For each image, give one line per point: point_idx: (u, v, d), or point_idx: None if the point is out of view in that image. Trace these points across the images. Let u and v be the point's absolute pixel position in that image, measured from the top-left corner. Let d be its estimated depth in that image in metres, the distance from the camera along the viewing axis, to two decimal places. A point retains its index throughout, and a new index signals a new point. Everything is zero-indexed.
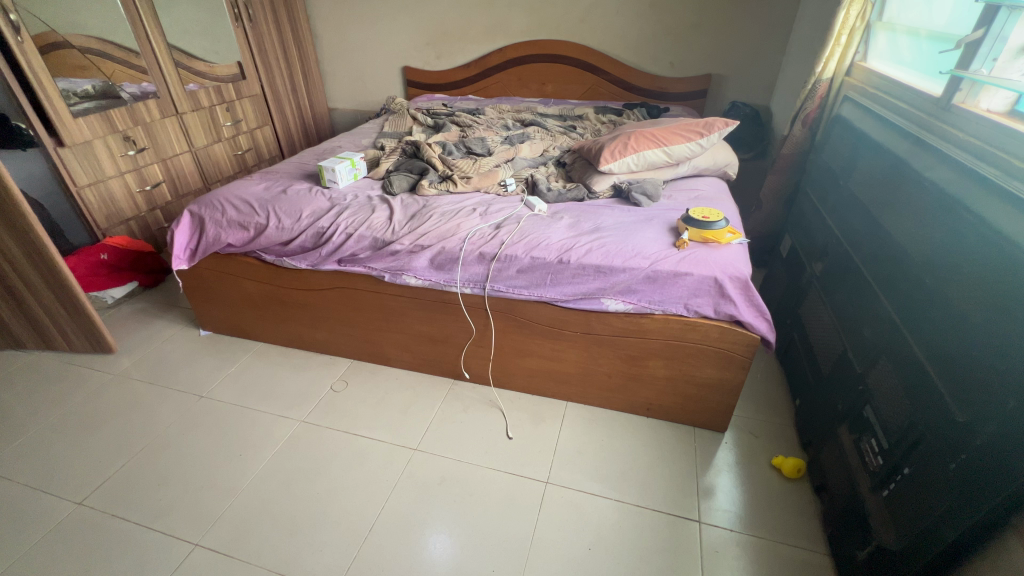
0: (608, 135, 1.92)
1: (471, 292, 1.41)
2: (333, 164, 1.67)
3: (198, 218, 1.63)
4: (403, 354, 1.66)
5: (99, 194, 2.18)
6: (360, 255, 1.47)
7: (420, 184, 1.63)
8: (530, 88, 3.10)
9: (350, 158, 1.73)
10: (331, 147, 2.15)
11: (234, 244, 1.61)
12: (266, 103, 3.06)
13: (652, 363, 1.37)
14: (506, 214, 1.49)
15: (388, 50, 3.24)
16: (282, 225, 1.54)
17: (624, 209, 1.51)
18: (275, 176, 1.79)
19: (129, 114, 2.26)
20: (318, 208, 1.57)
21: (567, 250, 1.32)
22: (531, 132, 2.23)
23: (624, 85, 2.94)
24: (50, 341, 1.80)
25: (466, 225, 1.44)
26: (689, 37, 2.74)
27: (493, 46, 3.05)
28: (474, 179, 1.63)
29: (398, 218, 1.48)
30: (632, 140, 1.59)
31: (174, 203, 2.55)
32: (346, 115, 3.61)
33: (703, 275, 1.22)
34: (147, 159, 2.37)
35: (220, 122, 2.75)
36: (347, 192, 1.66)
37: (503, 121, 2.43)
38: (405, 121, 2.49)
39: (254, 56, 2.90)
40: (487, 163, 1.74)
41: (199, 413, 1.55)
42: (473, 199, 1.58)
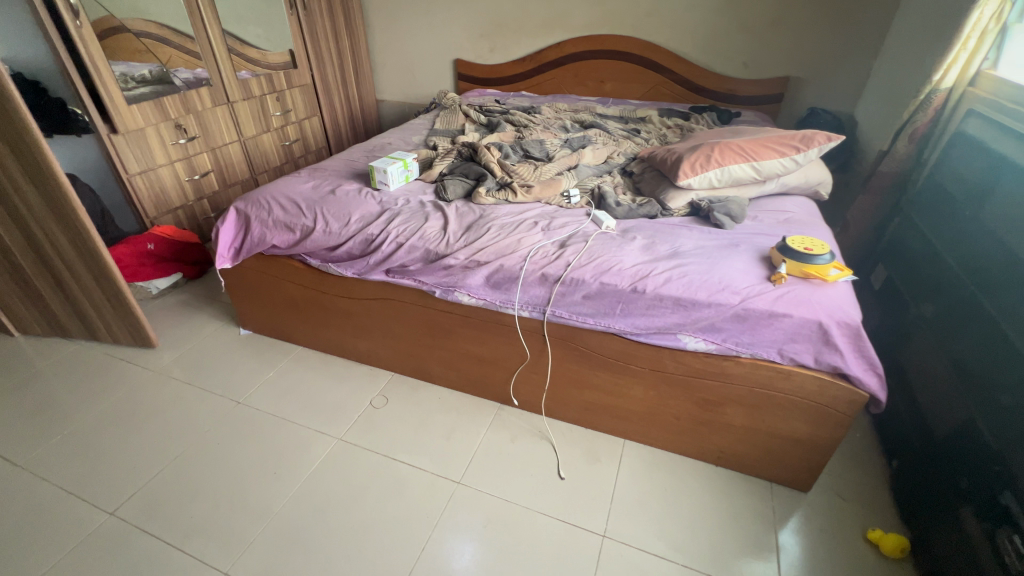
0: (682, 143, 1.74)
1: (529, 316, 1.28)
2: (384, 164, 1.56)
3: (244, 216, 1.56)
4: (448, 373, 1.54)
5: (148, 183, 2.16)
6: (411, 266, 1.36)
7: (476, 190, 1.51)
8: (587, 85, 2.93)
9: (402, 158, 1.62)
10: (381, 143, 2.06)
11: (279, 245, 1.53)
12: (315, 93, 3.00)
13: (730, 410, 1.21)
14: (571, 230, 1.34)
15: (440, 42, 3.13)
16: (329, 229, 1.45)
17: (704, 231, 1.34)
18: (324, 174, 1.71)
19: (182, 102, 2.22)
20: (367, 212, 1.47)
21: (642, 278, 1.17)
22: (592, 136, 2.07)
23: (690, 86, 2.72)
24: (95, 332, 1.78)
25: (527, 240, 1.30)
26: (768, 35, 2.50)
27: (551, 40, 2.89)
28: (535, 189, 1.49)
29: (453, 229, 1.36)
30: (716, 153, 1.42)
31: (221, 192, 2.53)
32: (394, 108, 3.52)
33: (806, 319, 1.05)
34: (197, 148, 2.34)
35: (269, 112, 2.71)
36: (399, 196, 1.55)
37: (561, 121, 2.27)
38: (458, 118, 2.37)
39: (307, 44, 2.83)
40: (549, 170, 1.60)
41: (236, 421, 1.49)
42: (534, 211, 1.44)
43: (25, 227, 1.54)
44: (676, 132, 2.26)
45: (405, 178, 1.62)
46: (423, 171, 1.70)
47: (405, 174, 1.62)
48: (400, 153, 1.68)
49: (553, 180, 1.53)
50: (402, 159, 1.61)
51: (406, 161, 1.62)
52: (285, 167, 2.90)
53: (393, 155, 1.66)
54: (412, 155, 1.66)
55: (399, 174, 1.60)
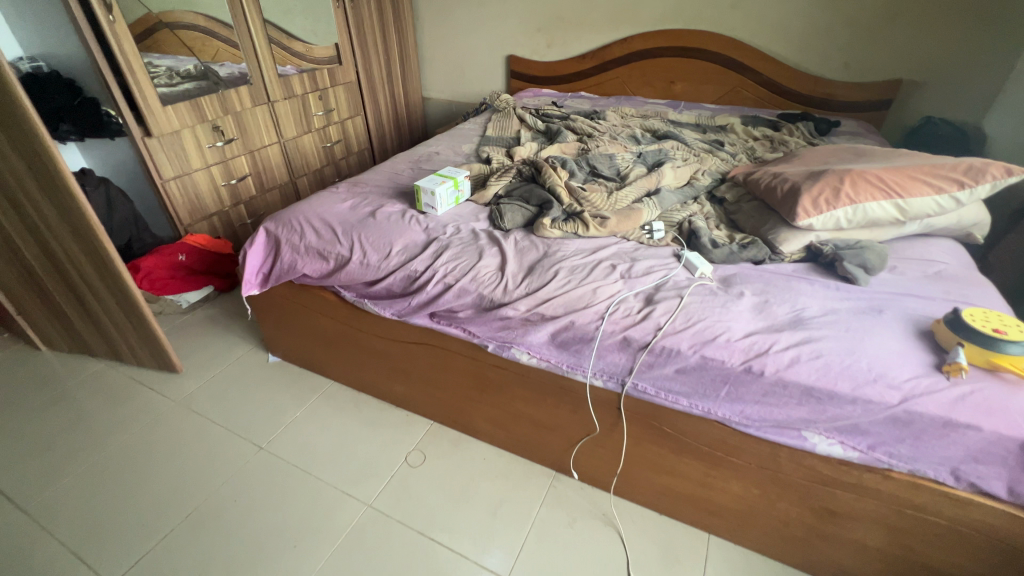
0: (786, 165, 1.44)
1: (604, 386, 1.04)
2: (432, 185, 1.35)
3: (273, 238, 1.38)
4: (496, 432, 1.32)
5: (183, 188, 2.03)
6: (460, 313, 1.14)
7: (539, 220, 1.27)
8: (654, 86, 2.63)
9: (452, 177, 1.40)
10: (429, 153, 1.85)
11: (311, 275, 1.34)
12: (359, 91, 2.82)
13: (864, 529, 0.93)
14: (658, 278, 1.09)
15: (494, 36, 2.89)
16: (368, 261, 1.25)
17: (830, 286, 1.06)
18: (364, 192, 1.51)
19: (220, 102, 2.08)
20: (412, 242, 1.26)
21: (758, 355, 0.90)
22: (669, 149, 1.78)
23: (777, 89, 2.37)
24: (118, 353, 1.66)
25: (604, 290, 1.05)
26: (879, 31, 2.12)
27: (616, 35, 2.60)
28: (611, 221, 1.23)
29: (512, 270, 1.13)
30: (846, 185, 1.12)
31: (259, 197, 2.39)
32: (441, 106, 3.32)
33: (1002, 436, 0.76)
34: (234, 150, 2.21)
35: (311, 112, 2.55)
36: (448, 222, 1.33)
37: (630, 131, 2.00)
38: (512, 123, 2.13)
39: (353, 39, 2.65)
40: (626, 195, 1.34)
41: (256, 472, 1.32)
42: (610, 250, 1.19)
43: (45, 243, 1.42)
44: (766, 145, 1.94)
45: (454, 200, 1.41)
46: (474, 191, 1.47)
47: (454, 196, 1.40)
48: (449, 169, 1.46)
49: (632, 210, 1.27)
50: (451, 178, 1.39)
51: (456, 181, 1.40)
52: (325, 169, 2.74)
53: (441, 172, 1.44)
54: (462, 173, 1.44)
55: (448, 196, 1.38)
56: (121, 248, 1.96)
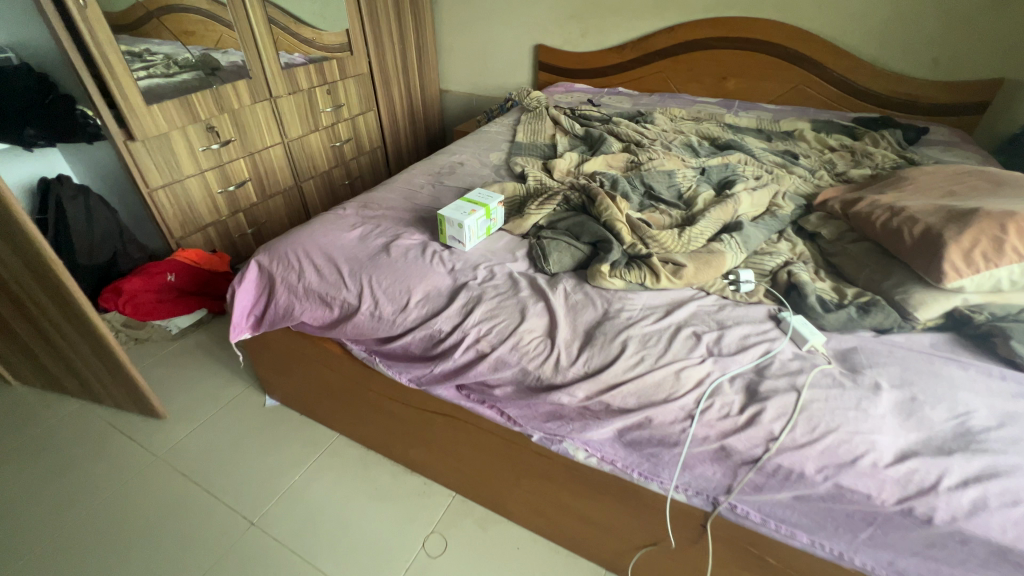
0: (898, 192, 1.16)
1: (687, 501, 0.79)
2: (459, 215, 1.10)
3: (267, 275, 1.15)
4: (534, 518, 1.09)
5: (174, 197, 1.80)
6: (496, 390, 0.90)
7: (594, 264, 1.01)
8: (703, 82, 2.33)
9: (482, 203, 1.15)
10: (452, 163, 1.59)
11: (311, 323, 1.11)
12: (372, 84, 2.56)
13: None
14: (757, 356, 0.83)
15: (521, 23, 2.60)
16: (380, 312, 1.01)
17: (991, 374, 0.80)
18: (376, 218, 1.27)
19: (214, 100, 1.84)
20: (435, 289, 1.01)
21: (921, 491, 0.65)
22: (736, 163, 1.50)
23: (849, 88, 2.06)
24: (95, 393, 1.45)
25: (690, 375, 0.80)
26: (981, 21, 1.80)
27: (662, 23, 2.29)
28: (688, 269, 0.97)
29: (565, 337, 0.88)
30: (1015, 234, 0.83)
31: (260, 204, 2.15)
32: (460, 100, 3.04)
33: None
34: (232, 153, 1.97)
35: (318, 108, 2.29)
36: (477, 261, 1.08)
37: (684, 138, 1.72)
38: (546, 127, 1.86)
39: (365, 26, 2.38)
40: (700, 232, 1.07)
41: (245, 560, 1.11)
42: (688, 310, 0.93)
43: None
44: (846, 158, 1.64)
45: (485, 232, 1.16)
46: (507, 219, 1.22)
47: (485, 227, 1.15)
48: (478, 192, 1.21)
49: (712, 254, 1.01)
50: (482, 205, 1.14)
51: (488, 209, 1.15)
52: (334, 171, 2.49)
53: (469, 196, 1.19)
54: (495, 197, 1.19)
55: (478, 228, 1.13)
56: (105, 266, 1.74)
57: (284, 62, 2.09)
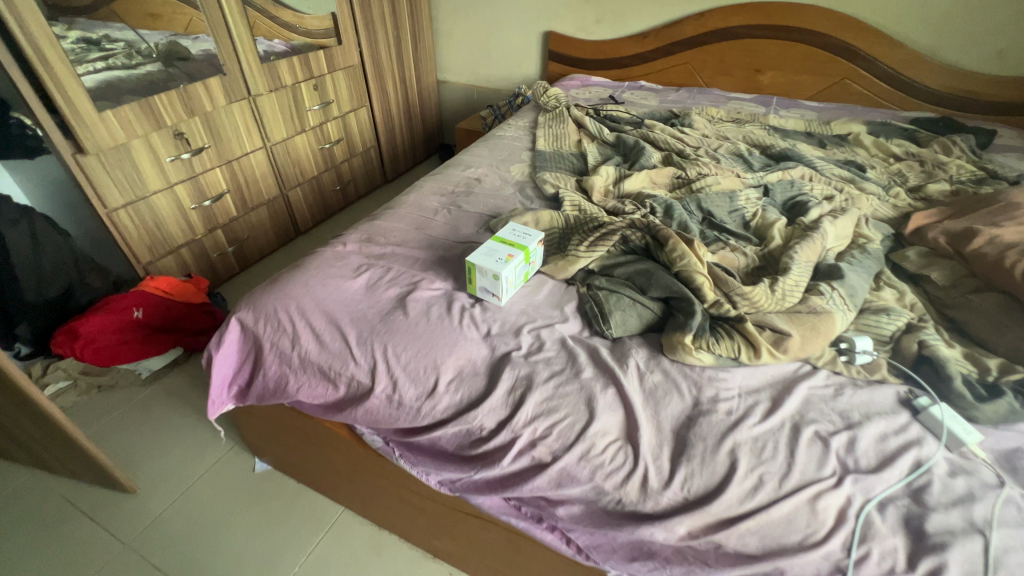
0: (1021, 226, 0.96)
1: None
2: (495, 262, 0.88)
3: (253, 339, 0.92)
4: None
5: (138, 217, 1.55)
6: (559, 510, 0.69)
7: (670, 330, 0.81)
8: (734, 76, 2.10)
9: (520, 245, 0.93)
10: (467, 180, 1.35)
11: (311, 401, 0.88)
12: (364, 77, 2.28)
13: None
14: (908, 470, 0.64)
15: (529, 8, 2.33)
16: (400, 396, 0.79)
17: None
18: (384, 257, 1.05)
19: (182, 101, 1.56)
20: (469, 365, 0.80)
21: None
22: (801, 180, 1.29)
23: (901, 83, 1.85)
24: (47, 462, 1.22)
25: (829, 506, 0.60)
26: None
27: (690, 9, 2.05)
28: (793, 339, 0.77)
29: (650, 443, 0.68)
30: None
31: (240, 217, 1.89)
32: (461, 93, 2.77)
33: None
34: (206, 162, 1.70)
35: (304, 106, 2.02)
36: (517, 320, 0.87)
37: (731, 146, 1.50)
38: (570, 132, 1.63)
39: (355, 11, 2.10)
40: (795, 282, 0.86)
41: None
42: (799, 396, 0.73)
43: None
44: (916, 169, 1.44)
45: (523, 279, 0.94)
46: (545, 259, 1.00)
47: (523, 274, 0.93)
48: (511, 227, 0.99)
49: (818, 316, 0.80)
50: (520, 247, 0.92)
51: (528, 251, 0.93)
52: (324, 176, 2.22)
53: (501, 233, 0.97)
54: (533, 234, 0.96)
55: (516, 277, 0.91)
56: (59, 299, 1.49)
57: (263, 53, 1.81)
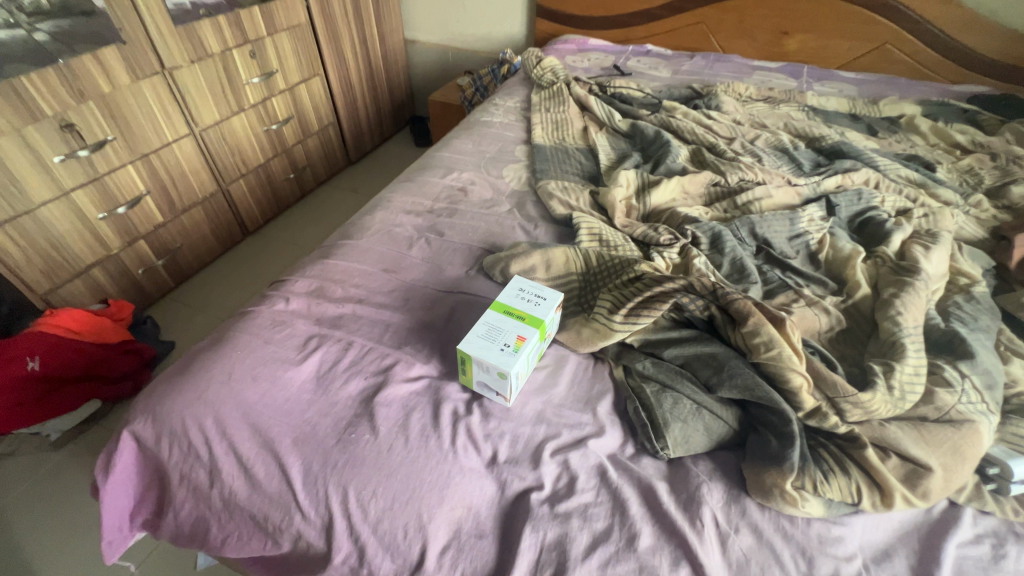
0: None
1: None
2: (501, 352, 0.61)
3: (157, 463, 0.65)
4: None
5: (24, 238, 1.20)
6: None
7: (754, 456, 0.57)
8: (757, 39, 1.79)
9: (532, 318, 0.67)
10: (449, 191, 1.05)
11: (246, 553, 0.63)
12: (315, 39, 1.88)
13: None
14: None
15: None
16: (372, 570, 0.55)
17: None
18: (343, 322, 0.76)
19: (66, 82, 1.18)
20: (470, 520, 0.55)
21: None
22: (867, 188, 1.04)
23: (952, 50, 1.59)
24: None
25: None
26: None
27: None
28: (936, 478, 0.54)
29: None
30: None
31: (170, 223, 1.54)
32: (433, 54, 2.38)
33: None
34: (114, 159, 1.33)
35: (240, 79, 1.63)
36: (533, 434, 0.62)
37: (772, 137, 1.22)
38: (574, 117, 1.32)
39: None
40: (915, 371, 0.62)
41: None
42: (950, 570, 0.51)
43: None
44: (988, 164, 1.20)
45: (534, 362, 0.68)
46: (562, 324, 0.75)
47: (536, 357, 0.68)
48: (516, 285, 0.72)
49: (957, 431, 0.58)
50: (533, 323, 0.66)
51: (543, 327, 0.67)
52: (273, 164, 1.86)
53: (502, 297, 0.70)
54: (548, 297, 0.70)
55: (528, 365, 0.66)
56: None
57: (175, 9, 1.40)
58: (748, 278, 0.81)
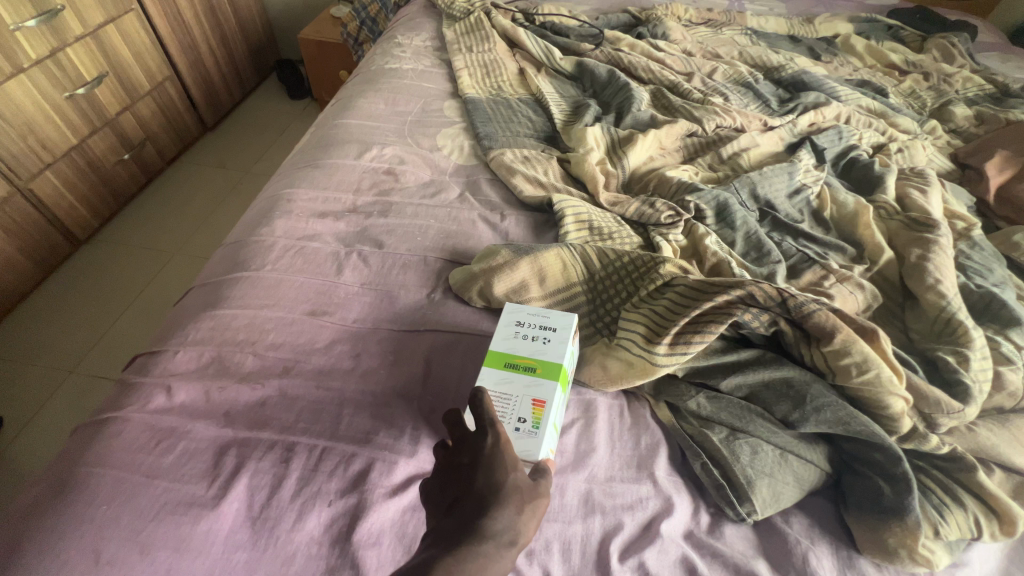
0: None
1: None
2: (522, 439, 0.46)
3: None
4: None
5: None
6: None
7: (860, 504, 0.46)
8: None
9: (544, 365, 0.49)
10: (373, 176, 0.78)
11: None
12: None
13: None
14: None
15: None
16: None
17: None
18: (270, 412, 0.51)
19: None
20: None
21: None
22: (839, 124, 0.96)
23: None
24: None
25: None
26: None
27: None
28: None
29: None
30: None
31: None
32: None
33: None
34: None
35: (3, 23, 1.09)
36: (588, 534, 0.46)
37: (729, 69, 1.09)
38: (505, 57, 1.07)
39: None
40: (984, 354, 0.55)
41: None
42: None
43: None
44: (924, 84, 1.19)
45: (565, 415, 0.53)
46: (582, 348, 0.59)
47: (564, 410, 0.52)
48: (511, 317, 0.53)
49: None
50: (550, 373, 0.48)
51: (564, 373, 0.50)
52: (93, 143, 1.35)
53: (497, 341, 0.51)
54: (558, 325, 0.52)
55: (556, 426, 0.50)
56: None
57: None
58: (768, 255, 0.68)
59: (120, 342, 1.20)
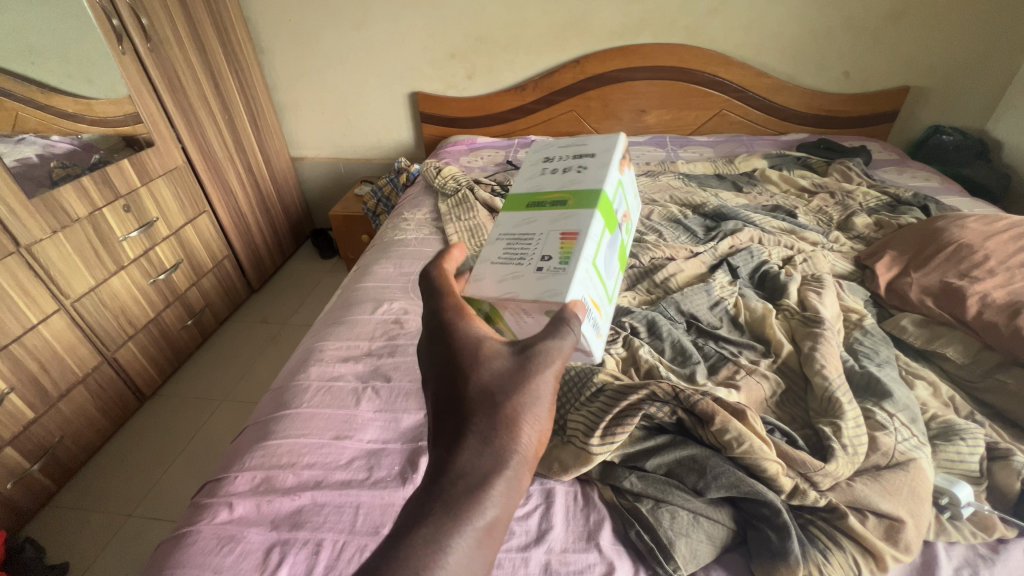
0: (1009, 273, 0.90)
1: None
2: (546, 278, 0.59)
3: None
4: None
5: None
6: None
7: (759, 555, 0.59)
8: (620, 118, 2.05)
9: (588, 193, 0.66)
10: (384, 325, 1.03)
11: None
12: (196, 177, 1.78)
13: None
14: None
15: (390, 69, 2.09)
16: None
17: None
18: (305, 517, 0.68)
19: None
20: None
21: None
22: (751, 243, 1.20)
23: (770, 109, 1.95)
24: None
25: None
26: (880, 32, 1.79)
27: (564, 56, 1.97)
28: (908, 528, 0.59)
29: None
30: None
31: (44, 415, 1.27)
32: (324, 167, 2.40)
33: None
34: None
35: (115, 237, 1.47)
36: None
37: (663, 211, 1.38)
38: (485, 220, 1.37)
39: (165, 101, 1.63)
40: (856, 422, 0.69)
41: None
42: None
43: None
44: (831, 202, 1.44)
45: (612, 269, 0.70)
46: (625, 236, 0.78)
47: (608, 270, 0.69)
48: (541, 159, 0.77)
49: (906, 473, 0.64)
50: (585, 201, 0.65)
51: (607, 210, 0.67)
52: (166, 315, 1.67)
53: (524, 181, 0.73)
54: (595, 155, 0.73)
55: (599, 282, 0.64)
56: None
57: (18, 165, 1.22)
58: (690, 357, 0.86)
59: (172, 485, 1.38)
